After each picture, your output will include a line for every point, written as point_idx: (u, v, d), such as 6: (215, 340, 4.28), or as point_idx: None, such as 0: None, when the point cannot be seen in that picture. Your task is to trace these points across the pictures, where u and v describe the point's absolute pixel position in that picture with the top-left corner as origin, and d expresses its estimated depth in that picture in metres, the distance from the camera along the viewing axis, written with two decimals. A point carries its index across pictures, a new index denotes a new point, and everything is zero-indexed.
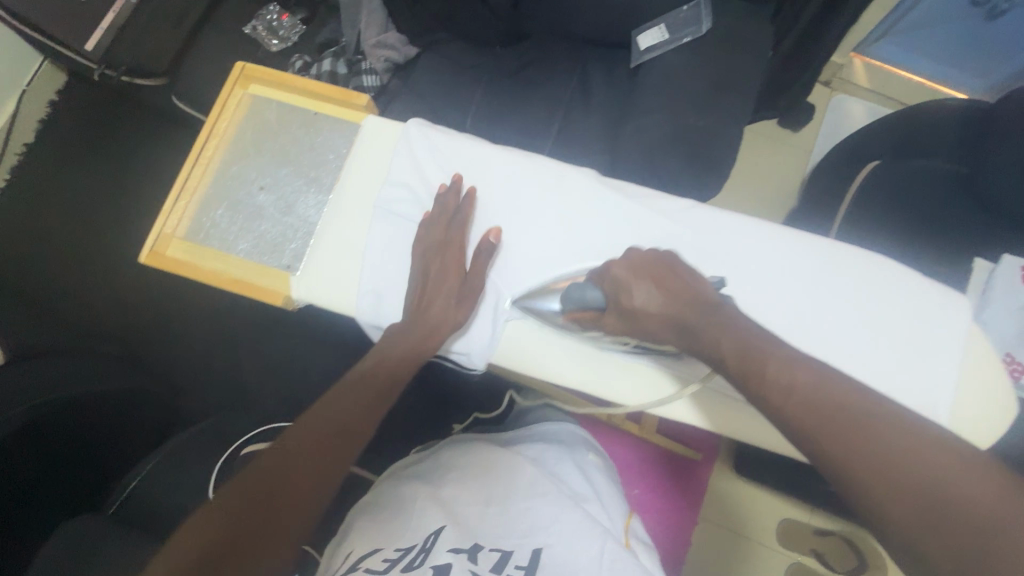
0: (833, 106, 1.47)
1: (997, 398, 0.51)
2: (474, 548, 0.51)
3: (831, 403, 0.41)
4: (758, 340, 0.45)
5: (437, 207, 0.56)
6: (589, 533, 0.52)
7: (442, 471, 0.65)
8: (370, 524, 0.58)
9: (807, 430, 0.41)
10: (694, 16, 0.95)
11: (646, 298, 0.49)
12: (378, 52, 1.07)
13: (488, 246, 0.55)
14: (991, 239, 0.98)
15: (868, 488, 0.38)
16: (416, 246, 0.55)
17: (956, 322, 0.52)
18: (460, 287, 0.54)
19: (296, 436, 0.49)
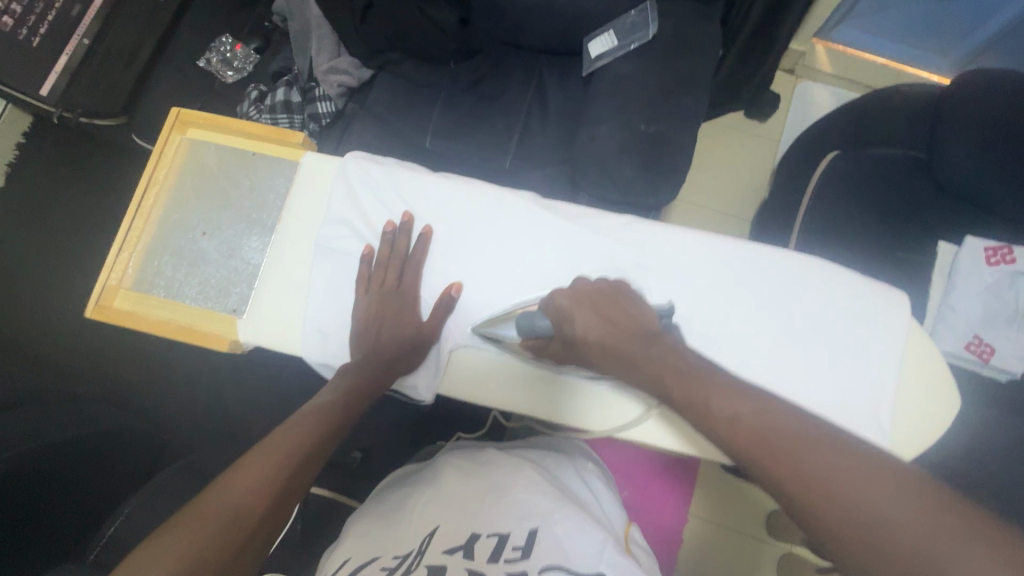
0: (798, 95, 1.45)
1: (933, 393, 0.53)
2: (471, 540, 0.49)
3: (773, 429, 0.43)
4: (700, 372, 0.48)
5: (385, 243, 0.56)
6: (581, 528, 0.50)
7: (439, 471, 0.64)
8: (365, 536, 0.56)
9: (754, 456, 0.43)
10: (642, 21, 0.95)
11: (587, 324, 0.51)
12: (331, 77, 1.07)
13: (449, 301, 0.55)
14: (955, 221, 0.97)
15: (810, 513, 0.40)
16: (358, 284, 0.56)
17: (894, 322, 0.53)
18: (412, 328, 0.55)
19: (271, 447, 0.47)
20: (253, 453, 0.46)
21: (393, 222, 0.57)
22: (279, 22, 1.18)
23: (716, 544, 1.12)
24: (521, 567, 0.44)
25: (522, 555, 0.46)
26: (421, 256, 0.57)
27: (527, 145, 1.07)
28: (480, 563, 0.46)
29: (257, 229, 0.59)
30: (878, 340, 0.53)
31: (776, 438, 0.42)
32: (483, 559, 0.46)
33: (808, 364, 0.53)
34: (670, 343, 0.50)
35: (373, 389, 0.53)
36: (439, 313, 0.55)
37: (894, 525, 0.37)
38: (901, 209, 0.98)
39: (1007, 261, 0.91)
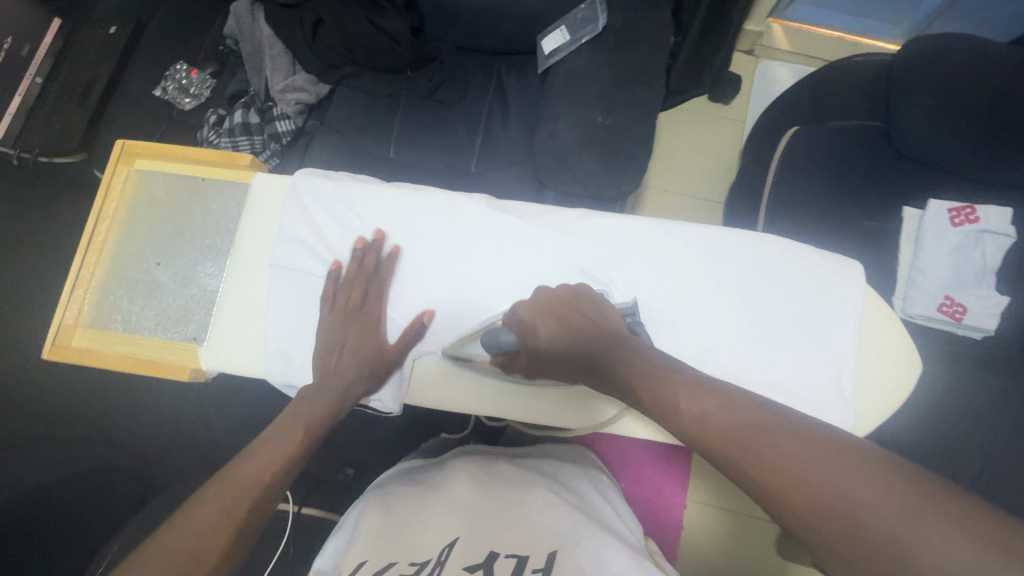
0: (760, 73, 1.45)
1: (892, 359, 0.53)
2: (490, 559, 0.46)
3: (741, 420, 0.40)
4: (665, 374, 0.45)
5: (354, 261, 0.55)
6: (604, 550, 0.48)
7: (453, 483, 0.62)
8: (376, 535, 0.53)
9: (723, 452, 0.39)
10: (591, 14, 0.96)
11: (549, 335, 0.50)
12: (288, 96, 1.05)
13: (419, 329, 0.54)
14: (920, 186, 0.98)
15: (779, 504, 0.36)
16: (322, 302, 0.55)
17: (850, 291, 0.53)
18: (375, 349, 0.55)
19: (236, 474, 0.46)
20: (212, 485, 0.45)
21: (362, 239, 0.56)
22: (231, 45, 1.13)
23: (717, 527, 1.12)
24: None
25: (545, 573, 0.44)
26: (388, 275, 0.57)
27: (490, 146, 1.07)
28: None
29: (214, 254, 0.59)
30: (838, 309, 0.53)
31: (741, 429, 0.39)
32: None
33: (768, 340, 0.53)
34: (632, 346, 0.48)
35: (337, 407, 0.52)
36: (407, 338, 0.54)
37: (867, 512, 0.32)
38: (866, 179, 0.98)
39: (971, 220, 0.92)
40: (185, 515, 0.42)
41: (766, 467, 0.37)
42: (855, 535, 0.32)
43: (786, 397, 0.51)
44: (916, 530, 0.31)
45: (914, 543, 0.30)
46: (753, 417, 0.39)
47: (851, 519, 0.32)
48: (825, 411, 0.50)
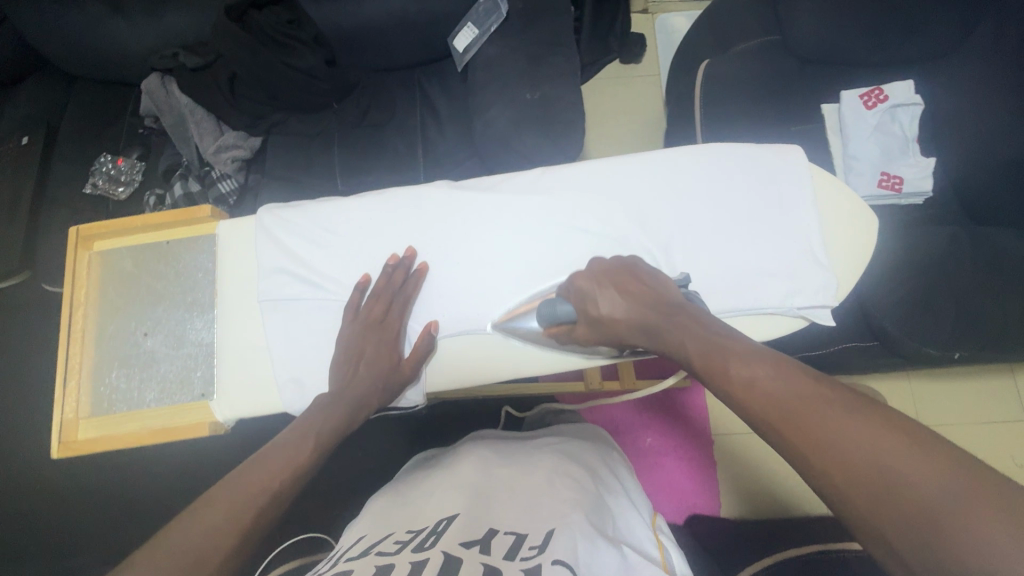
0: (659, 26, 1.53)
1: (850, 218, 0.58)
2: (487, 536, 0.49)
3: (792, 391, 0.38)
4: (723, 337, 0.44)
5: (383, 276, 0.57)
6: (596, 537, 0.48)
7: (462, 469, 0.65)
8: (380, 517, 0.58)
9: (771, 423, 0.38)
10: (491, 5, 1.00)
11: (611, 305, 0.49)
12: (223, 156, 1.06)
13: (427, 339, 0.55)
14: (829, 84, 1.05)
15: (819, 475, 0.36)
16: (347, 314, 0.56)
17: (795, 170, 0.58)
18: (391, 362, 0.55)
19: (243, 479, 0.45)
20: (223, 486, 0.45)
21: (395, 255, 0.58)
22: (150, 124, 1.12)
23: (745, 452, 1.14)
24: (535, 561, 0.44)
25: (539, 550, 0.46)
26: (415, 290, 0.57)
27: (432, 154, 1.10)
28: (496, 558, 0.45)
29: (200, 304, 0.59)
30: (791, 190, 0.58)
31: (793, 409, 0.37)
32: (498, 555, 0.46)
33: (742, 233, 0.57)
34: (692, 311, 0.47)
35: (352, 418, 0.52)
36: (419, 353, 0.55)
37: (913, 488, 0.32)
38: (781, 91, 1.05)
39: (881, 100, 1.00)
40: (191, 516, 0.42)
41: (810, 438, 0.36)
42: (899, 511, 0.32)
43: (771, 275, 0.55)
44: (964, 507, 0.30)
45: (962, 520, 0.30)
46: (807, 391, 0.38)
47: (899, 493, 0.32)
48: (807, 278, 0.55)
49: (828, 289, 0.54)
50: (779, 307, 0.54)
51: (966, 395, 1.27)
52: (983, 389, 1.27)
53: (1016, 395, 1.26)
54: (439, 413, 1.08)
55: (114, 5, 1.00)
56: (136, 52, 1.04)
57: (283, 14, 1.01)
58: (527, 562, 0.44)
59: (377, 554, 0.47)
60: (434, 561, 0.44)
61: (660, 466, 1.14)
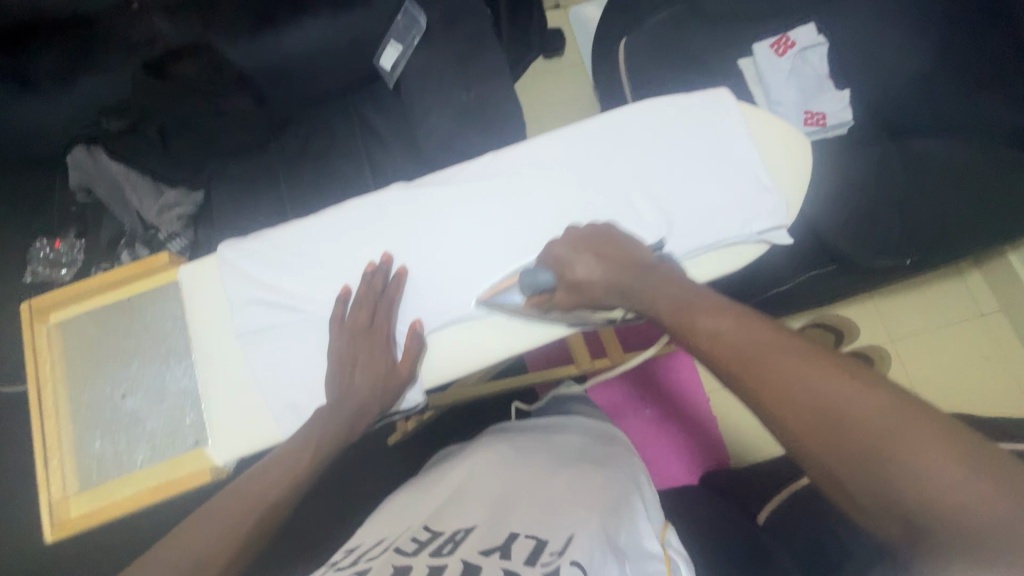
0: (574, 19, 1.59)
1: (788, 143, 0.62)
2: (508, 541, 0.49)
3: (759, 343, 0.38)
4: (680, 284, 0.45)
5: (364, 283, 0.56)
6: (614, 549, 0.48)
7: (481, 473, 0.68)
8: (406, 520, 0.61)
9: (734, 371, 0.38)
10: (410, 19, 1.02)
11: (588, 270, 0.50)
12: (167, 215, 1.04)
13: (415, 336, 0.55)
14: (740, 40, 1.12)
15: (779, 417, 0.36)
16: (334, 331, 0.55)
17: (728, 110, 0.61)
18: (387, 364, 0.55)
19: (231, 495, 0.50)
20: (217, 502, 0.50)
21: (372, 262, 0.57)
22: (83, 197, 1.07)
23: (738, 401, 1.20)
24: (554, 564, 0.44)
25: (559, 555, 0.46)
26: (397, 295, 0.57)
27: (381, 171, 1.10)
28: (516, 563, 0.45)
29: (177, 347, 0.57)
30: (730, 128, 0.61)
31: (751, 359, 0.37)
32: (518, 560, 0.46)
33: (693, 173, 0.59)
34: (664, 271, 0.47)
35: (350, 429, 0.52)
36: (411, 353, 0.55)
37: (873, 425, 0.33)
38: (697, 54, 1.11)
39: (790, 46, 1.08)
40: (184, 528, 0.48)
41: (766, 385, 0.36)
42: (862, 453, 0.33)
43: (727, 207, 0.58)
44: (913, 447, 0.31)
45: (916, 461, 0.31)
46: (765, 340, 0.38)
47: (857, 435, 0.33)
48: (761, 203, 0.57)
49: (780, 210, 0.57)
50: (741, 235, 0.57)
51: (925, 304, 1.35)
52: (939, 294, 1.35)
53: (968, 293, 1.35)
54: (440, 424, 1.07)
55: (24, 83, 0.96)
56: (57, 126, 1.01)
57: (203, 65, 0.98)
58: (545, 567, 0.44)
59: (396, 553, 0.49)
60: (454, 566, 0.45)
61: (664, 432, 1.20)
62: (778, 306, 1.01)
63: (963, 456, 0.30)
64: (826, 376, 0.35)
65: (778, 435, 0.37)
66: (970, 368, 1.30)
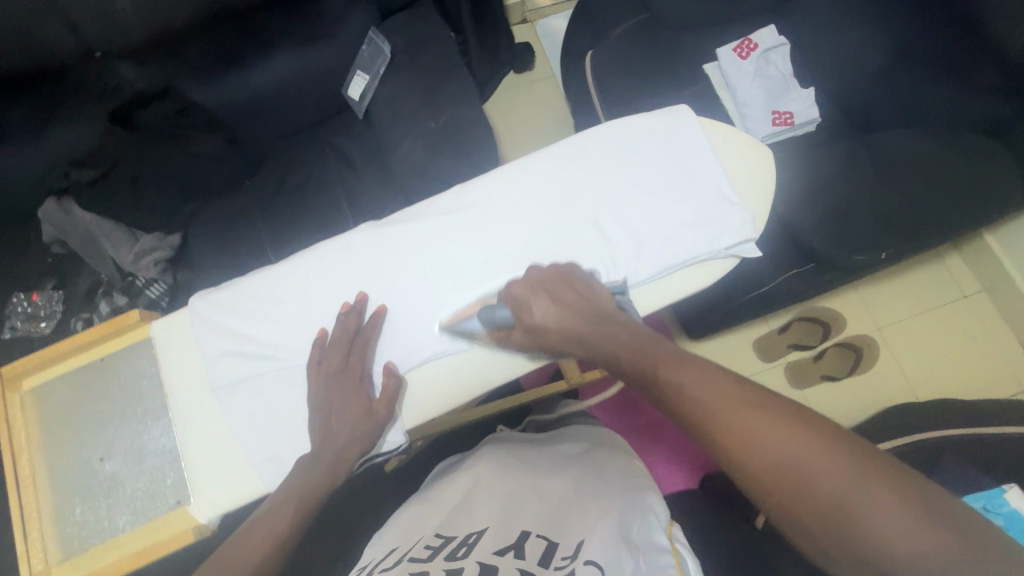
0: (542, 33, 1.60)
1: (751, 154, 0.62)
2: (520, 540, 0.52)
3: (718, 398, 0.41)
4: (633, 332, 0.48)
5: (337, 325, 0.56)
6: (625, 552, 0.50)
7: (487, 479, 0.68)
8: (414, 524, 0.62)
9: (697, 423, 0.42)
10: (376, 48, 1.03)
11: (544, 311, 0.51)
12: (143, 260, 1.00)
13: (392, 383, 0.55)
14: (704, 45, 1.13)
15: (740, 466, 0.39)
16: (313, 374, 0.55)
17: (691, 125, 0.62)
18: (364, 406, 0.54)
19: (237, 542, 0.50)
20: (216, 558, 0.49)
21: (347, 302, 0.57)
22: (58, 250, 1.06)
23: None
24: (568, 568, 0.46)
25: (572, 560, 0.48)
26: (373, 333, 0.57)
27: (356, 200, 1.09)
28: (530, 564, 0.48)
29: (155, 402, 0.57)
30: (693, 144, 0.61)
31: (713, 413, 0.41)
32: (533, 560, 0.49)
33: (660, 192, 0.59)
34: (623, 321, 0.49)
35: (336, 475, 0.52)
36: (389, 394, 0.54)
37: (821, 470, 0.37)
38: (663, 61, 1.12)
39: (753, 48, 1.10)
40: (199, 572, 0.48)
41: (727, 438, 0.40)
42: (813, 497, 0.37)
43: (695, 224, 0.58)
44: (855, 489, 0.36)
45: (859, 501, 0.36)
46: (725, 394, 0.41)
47: (808, 480, 0.37)
48: (728, 218, 0.58)
49: (748, 224, 0.58)
50: (710, 252, 0.57)
51: (909, 291, 1.36)
52: (921, 280, 1.37)
53: (949, 276, 1.36)
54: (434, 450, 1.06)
55: None
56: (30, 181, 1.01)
57: (169, 107, 0.98)
58: (559, 571, 0.46)
59: (411, 559, 0.51)
60: (471, 568, 0.47)
61: (662, 437, 1.19)
62: (762, 307, 1.02)
63: (898, 493, 0.36)
64: (781, 427, 0.39)
65: (742, 482, 0.40)
66: (959, 351, 1.31)
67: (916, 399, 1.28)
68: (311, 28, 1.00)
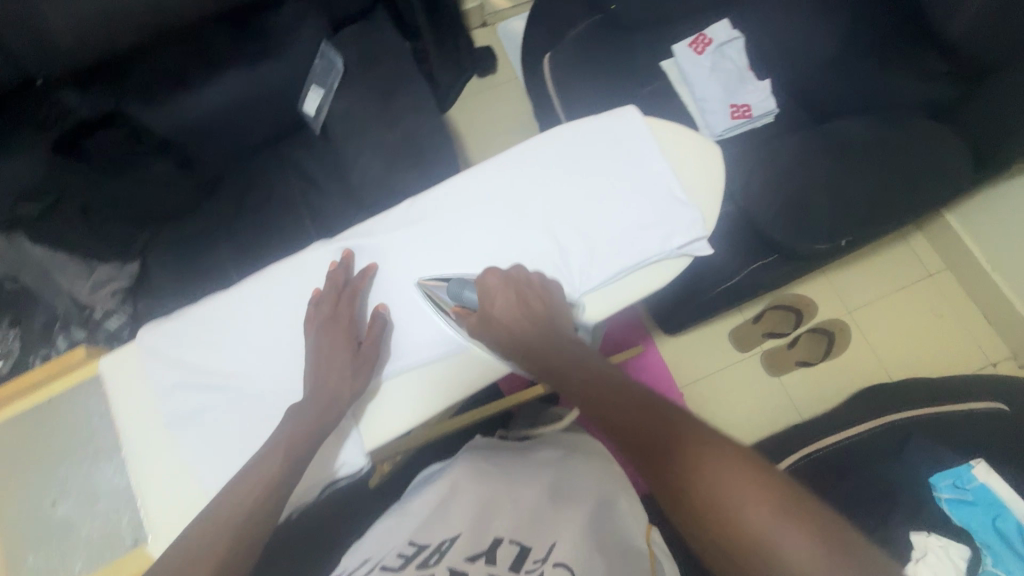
0: (503, 36, 1.60)
1: (698, 153, 0.63)
2: (494, 546, 0.50)
3: (650, 414, 0.44)
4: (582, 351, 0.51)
5: (326, 280, 0.59)
6: (594, 554, 0.50)
7: (462, 485, 0.63)
8: (384, 533, 0.58)
9: (628, 435, 0.44)
10: (328, 62, 1.03)
11: (504, 305, 0.53)
12: (100, 292, 0.96)
13: (381, 322, 0.58)
14: (660, 42, 1.14)
15: (660, 479, 0.41)
16: (307, 325, 0.57)
17: (638, 126, 0.62)
18: (354, 350, 0.56)
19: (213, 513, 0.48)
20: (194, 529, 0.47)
21: (334, 261, 0.60)
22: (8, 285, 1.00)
23: None
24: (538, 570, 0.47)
25: (542, 563, 0.48)
26: (362, 282, 0.60)
27: (319, 217, 1.08)
28: (504, 569, 0.47)
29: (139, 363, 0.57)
30: (641, 145, 0.62)
31: (644, 426, 0.43)
32: (504, 566, 0.48)
33: (610, 193, 0.60)
34: (566, 337, 0.52)
35: (325, 417, 0.53)
36: (376, 334, 0.57)
37: (736, 492, 0.38)
38: (621, 59, 1.13)
39: (707, 43, 1.11)
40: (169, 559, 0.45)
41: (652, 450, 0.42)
42: (725, 518, 0.38)
43: (645, 225, 0.58)
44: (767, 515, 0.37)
45: (768, 528, 0.36)
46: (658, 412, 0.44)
47: (720, 501, 0.38)
48: (678, 217, 0.58)
49: (697, 222, 0.58)
50: (662, 253, 0.58)
51: (877, 273, 1.38)
52: (887, 261, 1.39)
53: (914, 256, 1.39)
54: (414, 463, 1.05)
55: None
56: None
57: (118, 134, 0.96)
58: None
59: (381, 570, 0.47)
60: None
61: None
62: (731, 299, 1.03)
63: (811, 528, 0.36)
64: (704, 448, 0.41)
65: (662, 496, 0.41)
66: (927, 329, 1.34)
67: (889, 378, 1.30)
68: (260, 45, 0.99)
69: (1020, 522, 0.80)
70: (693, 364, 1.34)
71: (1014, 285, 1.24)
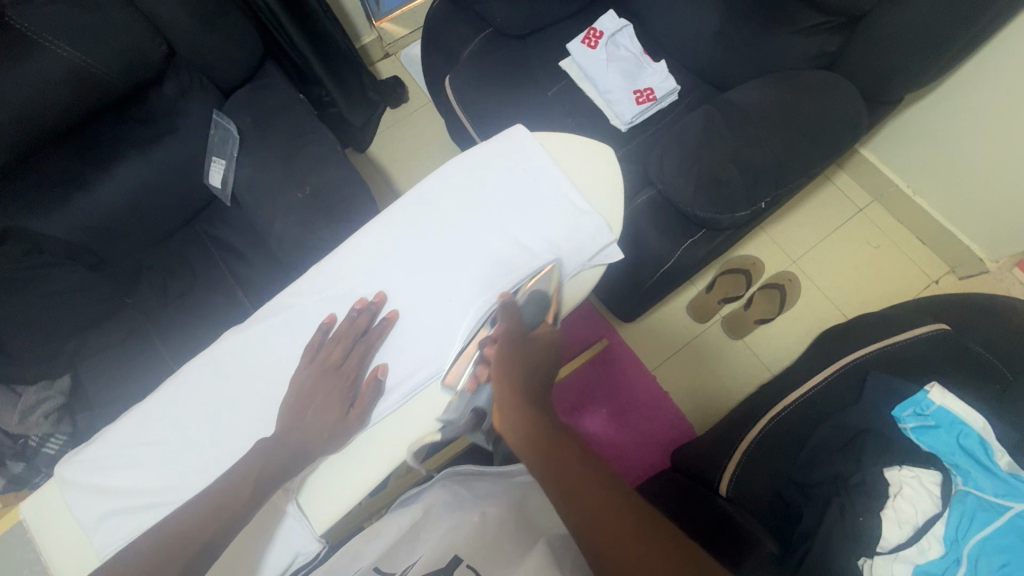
0: (407, 63, 1.59)
1: (596, 160, 0.73)
2: None
3: (592, 483, 0.48)
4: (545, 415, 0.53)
5: (349, 320, 0.65)
6: None
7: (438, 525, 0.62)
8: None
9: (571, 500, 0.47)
10: (223, 131, 0.99)
11: (532, 343, 0.59)
12: (33, 417, 0.88)
13: (375, 383, 0.63)
14: (551, 45, 1.16)
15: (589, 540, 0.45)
16: (314, 369, 0.62)
17: (534, 148, 0.72)
18: (341, 407, 0.61)
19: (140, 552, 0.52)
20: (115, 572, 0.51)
21: (365, 299, 0.66)
22: None
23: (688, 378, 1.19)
24: None
25: None
26: (375, 336, 0.65)
27: (252, 287, 1.06)
28: None
29: (154, 399, 0.64)
30: (541, 168, 0.71)
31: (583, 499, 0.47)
32: None
33: (524, 214, 0.69)
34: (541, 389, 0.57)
35: (289, 462, 0.57)
36: (367, 390, 0.62)
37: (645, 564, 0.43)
38: (518, 66, 1.13)
39: (599, 37, 1.12)
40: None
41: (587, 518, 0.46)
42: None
43: (563, 240, 0.68)
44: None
45: None
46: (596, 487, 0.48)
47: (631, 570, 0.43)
48: (584, 226, 0.68)
49: (603, 229, 0.68)
50: (578, 266, 0.67)
51: (814, 217, 1.43)
52: (822, 204, 1.43)
53: (841, 194, 1.44)
54: None
55: None
56: None
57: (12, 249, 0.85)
58: None
59: None
60: None
61: (622, 428, 1.29)
62: (674, 280, 1.04)
63: None
64: (629, 523, 0.45)
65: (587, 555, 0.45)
66: (867, 262, 1.38)
67: (843, 315, 1.34)
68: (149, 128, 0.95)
69: (981, 436, 0.79)
70: (659, 345, 1.35)
71: (936, 206, 1.30)
